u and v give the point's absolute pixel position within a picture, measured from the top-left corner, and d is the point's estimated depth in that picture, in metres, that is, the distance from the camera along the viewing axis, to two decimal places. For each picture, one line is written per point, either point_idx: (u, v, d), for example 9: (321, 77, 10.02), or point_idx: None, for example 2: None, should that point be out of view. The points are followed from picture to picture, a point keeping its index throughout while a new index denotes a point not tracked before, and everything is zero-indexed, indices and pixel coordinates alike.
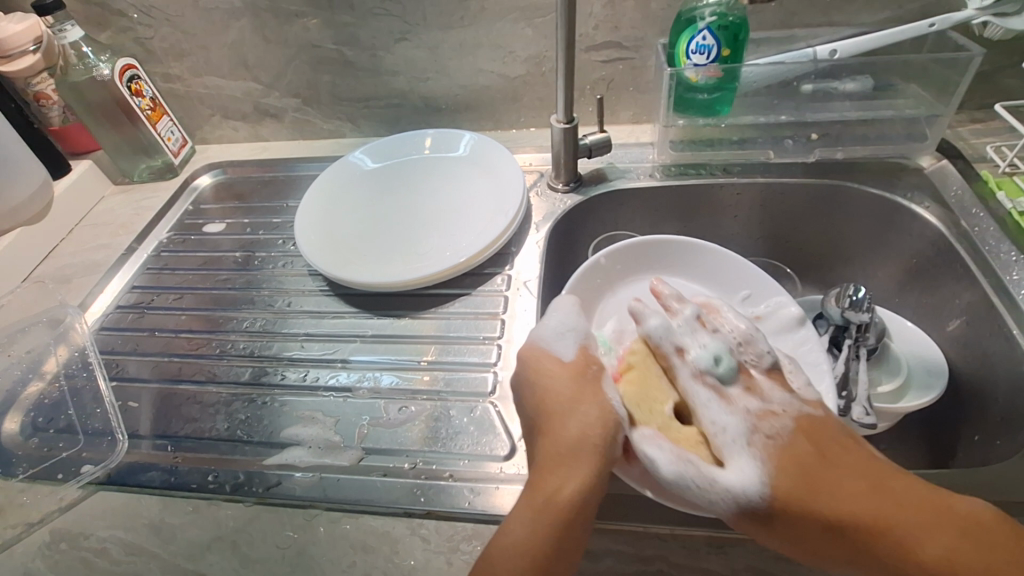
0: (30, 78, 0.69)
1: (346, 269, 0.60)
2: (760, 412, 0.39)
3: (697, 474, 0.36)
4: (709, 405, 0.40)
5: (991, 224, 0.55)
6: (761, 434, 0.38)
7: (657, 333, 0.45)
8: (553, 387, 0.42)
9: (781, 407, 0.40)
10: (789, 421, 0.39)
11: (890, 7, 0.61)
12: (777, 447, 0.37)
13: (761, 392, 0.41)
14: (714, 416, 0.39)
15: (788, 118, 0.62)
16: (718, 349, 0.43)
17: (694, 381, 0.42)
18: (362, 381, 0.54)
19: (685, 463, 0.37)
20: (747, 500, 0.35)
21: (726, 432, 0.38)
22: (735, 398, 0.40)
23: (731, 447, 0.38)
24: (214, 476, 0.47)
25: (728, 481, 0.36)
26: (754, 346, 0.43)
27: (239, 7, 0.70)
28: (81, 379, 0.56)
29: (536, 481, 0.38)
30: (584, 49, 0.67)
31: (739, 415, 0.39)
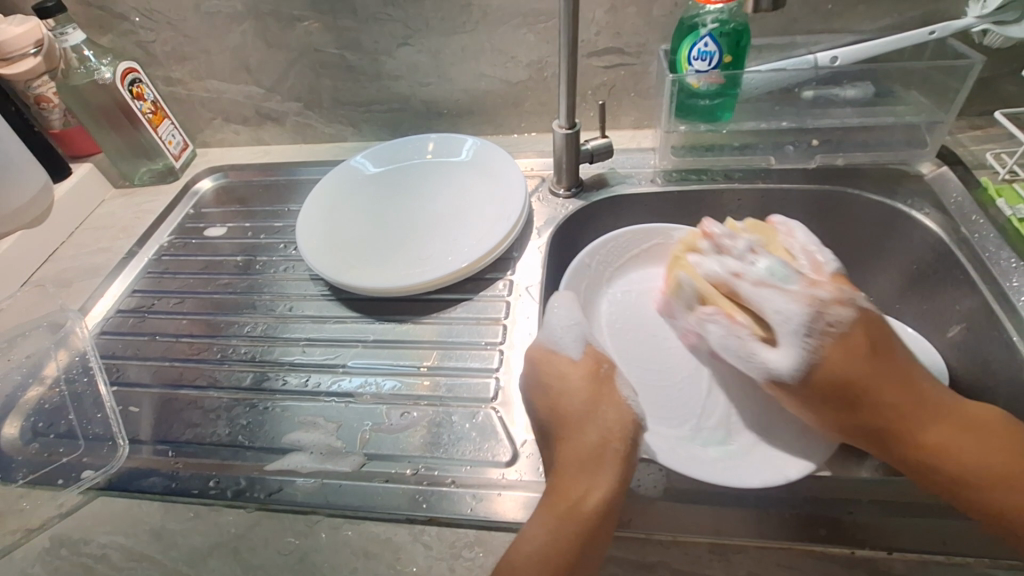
0: (29, 82, 0.69)
1: (347, 274, 0.60)
2: (813, 298, 0.42)
3: (740, 347, 0.45)
4: (763, 296, 0.43)
5: (991, 231, 0.55)
6: (823, 322, 0.41)
7: (713, 267, 0.48)
8: (569, 387, 0.42)
9: (848, 300, 0.42)
10: (847, 313, 0.41)
11: (891, 14, 0.61)
12: (828, 335, 0.41)
13: (834, 288, 0.43)
14: (770, 307, 0.43)
15: (789, 124, 0.63)
16: (779, 264, 0.46)
17: (755, 288, 0.44)
18: (364, 386, 0.53)
19: (732, 338, 0.45)
20: (780, 374, 0.43)
21: (788, 320, 0.42)
22: (798, 290, 0.43)
23: (785, 334, 0.42)
24: (215, 482, 0.47)
25: (767, 360, 0.43)
26: (817, 257, 0.47)
27: (241, 11, 0.70)
28: (81, 384, 0.56)
29: (558, 487, 0.38)
30: (585, 55, 0.68)
31: (800, 303, 0.41)
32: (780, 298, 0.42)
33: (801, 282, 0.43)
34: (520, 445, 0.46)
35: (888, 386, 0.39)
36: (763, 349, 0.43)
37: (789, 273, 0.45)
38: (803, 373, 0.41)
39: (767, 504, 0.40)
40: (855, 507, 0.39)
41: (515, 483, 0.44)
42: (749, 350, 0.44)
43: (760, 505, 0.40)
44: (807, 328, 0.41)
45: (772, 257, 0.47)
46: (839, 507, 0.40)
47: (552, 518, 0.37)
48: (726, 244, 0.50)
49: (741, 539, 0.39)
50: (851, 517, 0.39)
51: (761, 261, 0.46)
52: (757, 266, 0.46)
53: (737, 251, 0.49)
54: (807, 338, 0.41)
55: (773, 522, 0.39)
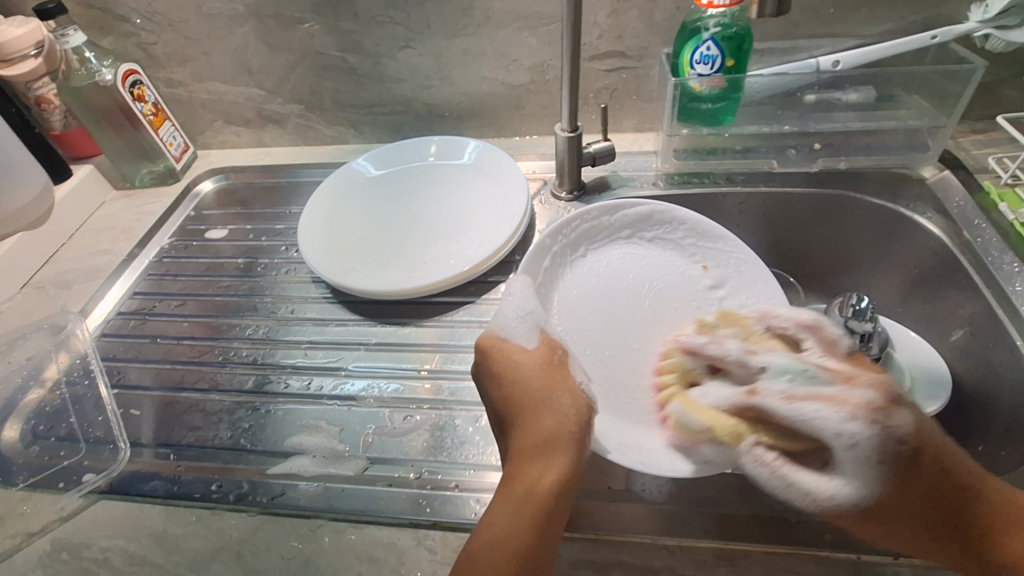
0: (30, 83, 0.69)
1: (350, 276, 0.60)
2: (868, 406, 0.33)
3: (776, 475, 0.35)
4: (800, 411, 0.34)
5: (994, 235, 0.55)
6: (890, 433, 0.32)
7: (723, 394, 0.38)
8: (522, 374, 0.42)
9: (897, 396, 0.34)
10: (908, 419, 0.33)
11: (893, 19, 0.61)
12: (898, 456, 0.33)
13: (869, 380, 0.34)
14: (816, 425, 0.33)
15: (792, 128, 0.63)
16: (794, 361, 0.37)
17: (788, 402, 0.34)
18: (367, 390, 0.53)
19: (763, 464, 0.35)
20: (838, 504, 0.34)
21: (850, 444, 0.33)
22: (837, 395, 0.34)
23: (852, 460, 0.33)
24: (217, 486, 0.47)
25: (814, 487, 0.34)
26: (820, 334, 0.39)
27: (243, 13, 0.70)
28: (82, 386, 0.56)
29: (512, 475, 0.38)
30: (587, 58, 0.68)
31: (857, 417, 0.32)
32: (833, 415, 0.33)
33: (834, 377, 0.35)
34: None
35: (979, 512, 0.35)
36: (811, 475, 0.35)
37: (814, 374, 0.36)
38: (864, 502, 0.34)
39: (770, 509, 0.40)
40: None
41: None
42: (788, 479, 0.35)
43: (765, 509, 0.40)
44: (876, 453, 0.33)
45: (781, 355, 0.38)
46: None
47: (507, 506, 0.36)
48: (719, 352, 0.41)
49: (746, 544, 0.39)
50: None
51: (768, 363, 0.38)
52: (771, 366, 0.37)
53: (737, 358, 0.40)
54: (874, 464, 0.33)
55: (779, 528, 0.39)
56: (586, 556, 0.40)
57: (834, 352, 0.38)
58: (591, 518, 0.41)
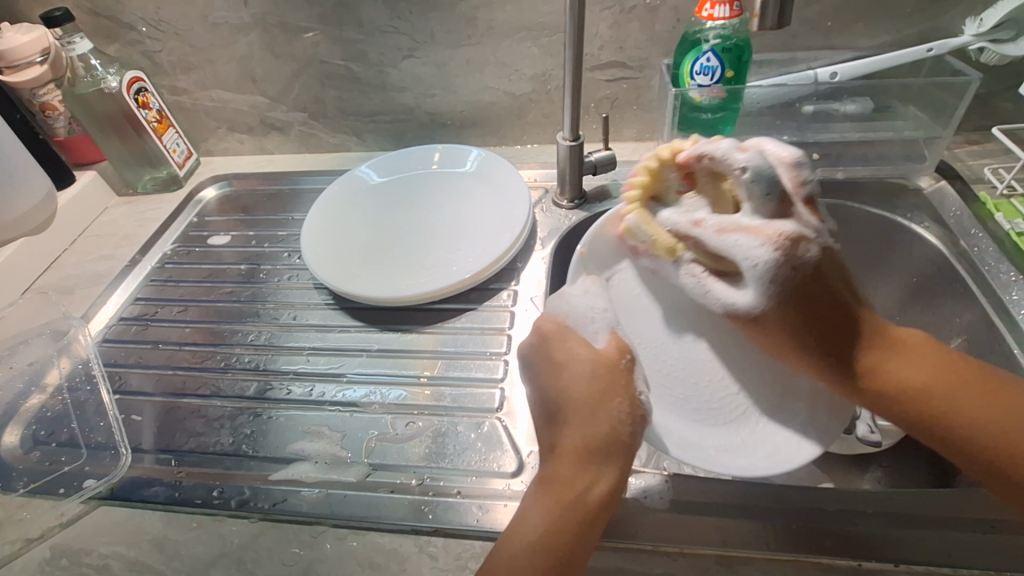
0: (35, 90, 0.70)
1: (354, 283, 0.60)
2: (785, 237, 0.37)
3: (695, 284, 0.42)
4: (729, 241, 0.38)
5: (991, 245, 0.56)
6: (791, 261, 0.37)
7: (671, 216, 0.42)
8: (580, 373, 0.40)
9: (813, 233, 0.38)
10: (814, 251, 0.38)
11: (890, 32, 0.62)
12: (789, 279, 0.38)
13: (798, 216, 0.38)
14: (738, 253, 0.38)
15: (790, 138, 0.64)
16: (770, 170, 0.36)
17: (719, 234, 0.38)
18: (370, 396, 0.53)
19: (693, 278, 0.42)
20: (734, 308, 0.41)
21: (753, 264, 0.37)
22: (764, 227, 0.37)
23: (749, 276, 0.38)
24: (218, 492, 0.47)
25: (723, 296, 0.41)
26: (797, 172, 0.38)
27: (248, 22, 0.71)
28: (84, 392, 0.56)
29: (562, 474, 0.37)
30: (589, 68, 0.69)
31: (766, 244, 0.37)
32: (749, 243, 0.37)
33: (771, 210, 0.38)
34: (525, 456, 0.46)
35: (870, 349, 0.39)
36: (724, 287, 0.41)
37: (770, 198, 0.37)
38: (758, 309, 0.40)
39: (771, 515, 0.40)
40: (860, 518, 0.39)
41: (520, 494, 0.44)
42: (705, 289, 0.41)
43: (767, 519, 0.40)
44: (772, 273, 0.37)
45: (760, 161, 0.36)
46: (845, 520, 0.40)
47: (555, 510, 0.36)
48: (707, 150, 0.38)
49: (748, 551, 0.39)
50: (857, 529, 0.39)
51: (749, 163, 0.37)
52: (750, 172, 0.37)
53: (717, 162, 0.38)
54: (767, 283, 0.38)
55: (780, 535, 0.39)
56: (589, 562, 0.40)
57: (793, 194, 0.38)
58: None
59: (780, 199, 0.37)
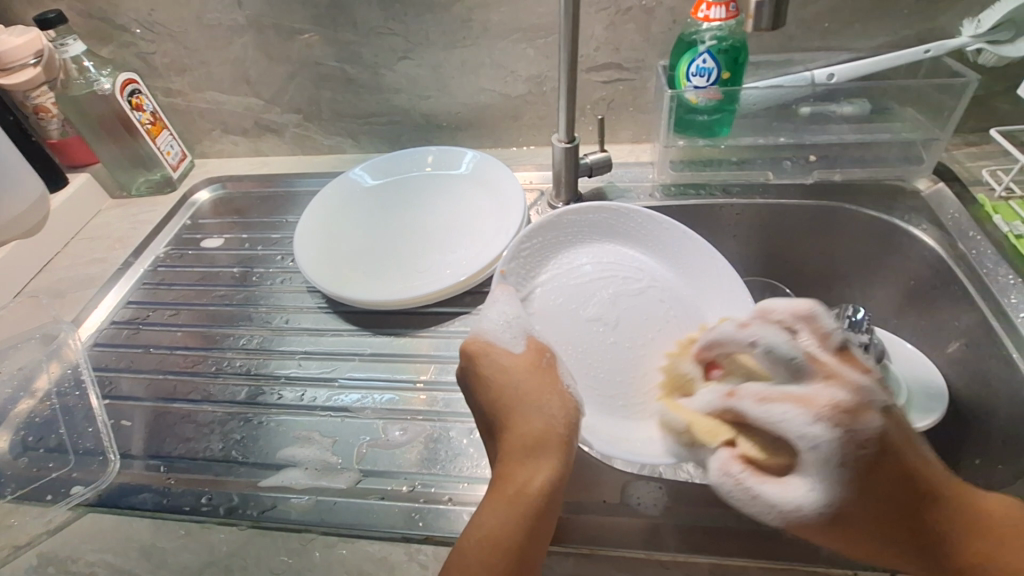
0: (28, 92, 0.69)
1: (346, 286, 0.60)
2: (837, 408, 0.32)
3: (739, 485, 0.34)
4: (772, 412, 0.33)
5: (989, 247, 0.55)
6: (851, 438, 0.32)
7: (705, 398, 0.38)
8: (511, 379, 0.40)
9: (870, 400, 0.32)
10: (875, 420, 0.32)
11: (887, 33, 0.62)
12: (859, 459, 0.32)
13: (842, 379, 0.33)
14: (788, 429, 0.32)
15: (787, 140, 0.63)
16: (787, 344, 0.35)
17: (760, 403, 0.34)
18: (362, 401, 0.53)
19: (731, 473, 0.35)
20: (800, 510, 0.33)
21: (814, 444, 0.32)
22: (813, 395, 0.33)
23: (811, 461, 0.32)
24: (207, 499, 0.46)
25: (783, 492, 0.33)
26: (818, 324, 0.36)
27: (242, 23, 0.71)
28: (73, 397, 0.55)
29: (503, 476, 0.36)
30: (584, 70, 0.68)
31: (821, 419, 0.32)
32: (800, 416, 0.32)
33: (808, 378, 0.34)
34: None
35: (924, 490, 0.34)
36: (775, 484, 0.34)
37: (801, 362, 0.34)
38: (826, 507, 0.33)
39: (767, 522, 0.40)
40: None
41: None
42: (751, 489, 0.34)
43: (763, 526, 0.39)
44: (839, 453, 0.32)
45: (774, 328, 0.37)
46: None
47: (501, 508, 0.34)
48: (725, 333, 0.40)
49: (743, 560, 0.38)
50: None
51: (767, 338, 0.36)
52: (764, 344, 0.36)
53: (729, 341, 0.39)
54: (837, 465, 0.32)
55: (777, 543, 0.38)
56: (580, 571, 0.39)
57: (827, 346, 0.35)
58: (588, 532, 0.40)
59: (811, 362, 0.34)
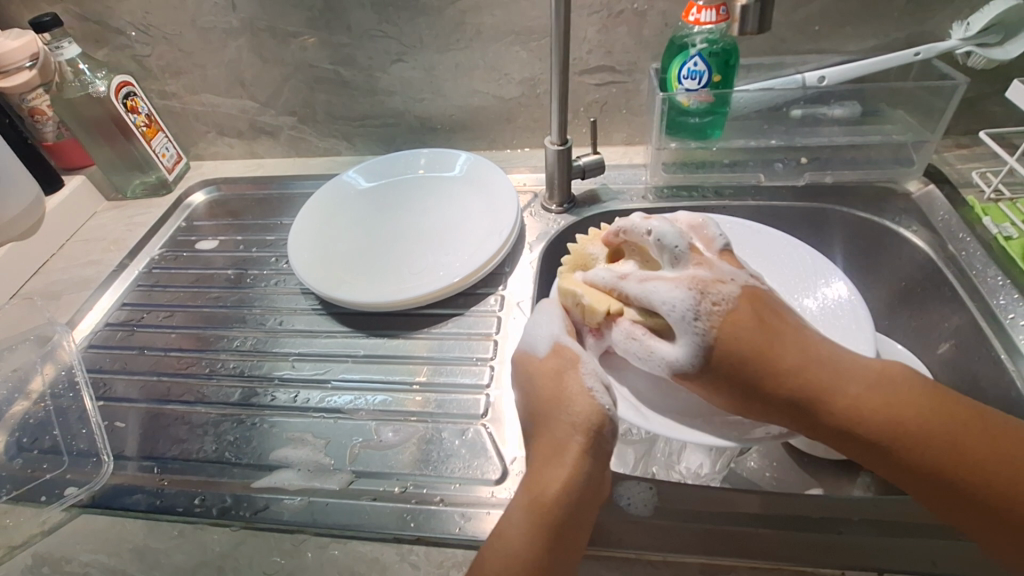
0: (24, 95, 0.69)
1: (340, 288, 0.60)
2: (696, 279, 0.37)
3: (631, 346, 0.39)
4: (650, 288, 0.38)
5: (978, 249, 0.56)
6: (707, 301, 0.36)
7: (601, 274, 0.42)
8: (536, 387, 0.40)
9: (730, 278, 0.38)
10: (734, 291, 0.37)
11: (877, 36, 0.62)
12: (718, 317, 0.36)
13: (709, 264, 0.38)
14: (657, 299, 0.37)
15: (778, 143, 0.64)
16: (675, 230, 0.40)
17: (642, 284, 0.39)
18: (356, 402, 0.53)
19: (625, 337, 0.39)
20: (678, 367, 0.37)
21: (673, 309, 0.36)
22: (682, 273, 0.38)
23: (680, 325, 0.36)
24: (200, 500, 0.46)
25: (663, 352, 0.38)
26: (705, 232, 0.41)
27: (237, 26, 0.71)
28: (67, 399, 0.55)
29: (528, 485, 0.37)
30: (577, 72, 0.68)
31: (683, 288, 0.36)
32: (666, 286, 0.37)
33: (684, 262, 0.39)
34: (509, 462, 0.46)
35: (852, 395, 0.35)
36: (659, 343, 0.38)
37: (681, 249, 0.39)
38: (698, 362, 0.36)
39: (757, 523, 0.40)
40: (845, 526, 0.39)
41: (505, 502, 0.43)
42: (640, 346, 0.39)
43: (752, 526, 0.40)
44: (694, 313, 0.36)
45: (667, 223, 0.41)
46: (830, 527, 0.39)
47: (533, 519, 0.35)
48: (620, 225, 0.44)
49: (732, 560, 0.38)
50: (841, 537, 0.39)
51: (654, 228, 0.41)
52: (656, 233, 0.40)
53: (632, 233, 0.43)
54: (695, 323, 0.36)
55: (767, 543, 0.39)
56: None
57: (710, 246, 0.41)
58: None
59: (687, 249, 0.39)
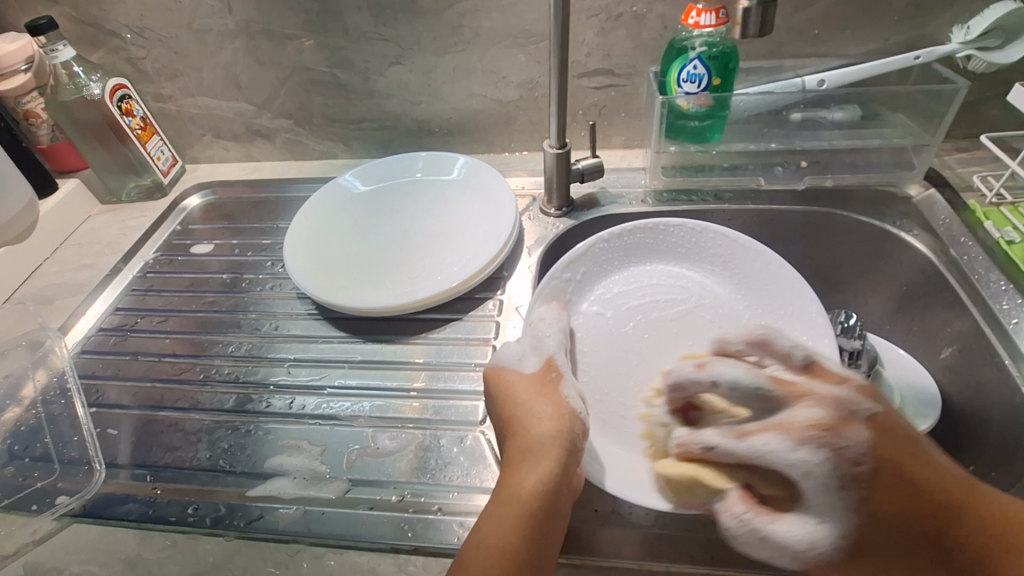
0: (19, 98, 0.69)
1: (336, 293, 0.59)
2: (816, 426, 0.34)
3: (749, 524, 0.34)
4: (759, 445, 0.34)
5: (980, 253, 0.55)
6: (843, 457, 0.33)
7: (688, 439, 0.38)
8: (515, 393, 0.43)
9: (849, 409, 0.35)
10: (862, 433, 0.34)
11: (876, 40, 0.62)
12: (857, 477, 0.33)
13: (814, 396, 0.35)
14: (780, 460, 0.34)
15: (778, 146, 0.63)
16: (747, 375, 0.37)
17: (743, 440, 0.35)
18: (352, 409, 0.52)
19: (733, 517, 0.35)
20: (816, 550, 0.33)
21: (806, 471, 0.33)
22: (788, 423, 0.34)
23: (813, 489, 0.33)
24: (193, 509, 0.45)
25: (798, 533, 0.33)
26: (776, 347, 0.40)
27: (233, 29, 0.70)
28: (58, 406, 0.55)
29: (504, 484, 0.38)
30: (576, 76, 0.68)
31: (804, 444, 0.33)
32: (781, 442, 0.34)
33: (782, 406, 0.36)
34: None
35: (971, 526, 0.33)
36: (772, 518, 0.34)
37: (765, 391, 0.36)
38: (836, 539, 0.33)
39: None
40: None
41: None
42: (756, 528, 0.34)
43: None
44: (834, 477, 0.33)
45: (734, 367, 0.38)
46: None
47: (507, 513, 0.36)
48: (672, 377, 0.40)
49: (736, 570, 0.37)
50: None
51: (724, 376, 0.38)
52: (726, 381, 0.37)
53: (690, 383, 0.39)
54: (836, 486, 0.33)
55: None
56: None
57: (790, 369, 0.39)
58: (583, 542, 0.40)
59: (774, 393, 0.36)
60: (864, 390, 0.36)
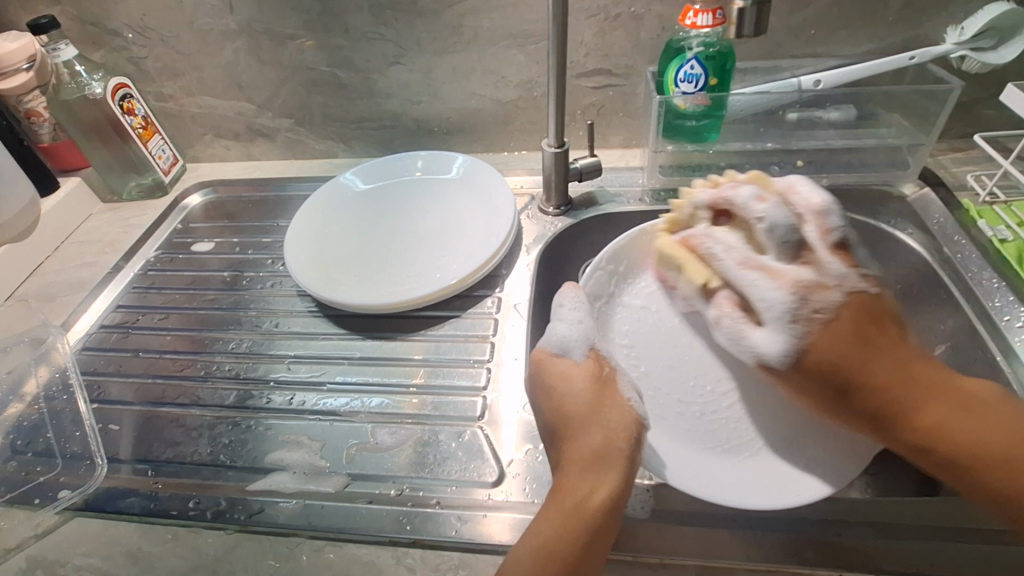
0: (21, 96, 0.69)
1: (336, 290, 0.60)
2: (802, 282, 0.41)
3: (731, 333, 0.43)
4: (750, 279, 0.42)
5: (973, 251, 0.56)
6: (809, 307, 0.40)
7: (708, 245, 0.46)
8: (572, 391, 0.43)
9: (834, 283, 0.41)
10: (840, 296, 0.40)
11: (871, 40, 0.63)
12: (815, 319, 0.40)
13: (819, 264, 0.42)
14: (756, 293, 0.41)
15: (775, 145, 0.64)
16: (786, 220, 0.42)
17: (743, 266, 0.43)
18: (351, 405, 0.53)
19: (723, 321, 0.44)
20: (768, 359, 0.42)
21: (771, 307, 0.41)
22: (783, 273, 0.41)
23: (772, 319, 0.41)
24: (194, 503, 0.46)
25: (756, 342, 0.42)
26: (823, 220, 0.43)
27: (234, 29, 0.71)
28: (60, 402, 0.55)
29: (562, 485, 0.39)
30: (574, 76, 0.69)
31: (783, 289, 0.40)
32: (769, 284, 0.41)
33: (790, 257, 0.42)
34: (507, 465, 0.46)
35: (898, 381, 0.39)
36: (752, 328, 0.43)
37: (791, 241, 0.42)
38: (791, 357, 0.41)
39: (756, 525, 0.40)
40: (845, 530, 0.40)
41: (502, 504, 0.43)
42: (739, 331, 0.43)
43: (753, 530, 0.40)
44: (791, 313, 0.40)
45: (780, 212, 0.42)
46: (829, 531, 0.40)
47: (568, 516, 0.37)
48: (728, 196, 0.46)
49: (730, 562, 0.38)
50: (841, 539, 0.39)
51: (768, 215, 0.43)
52: (768, 222, 0.42)
53: (740, 209, 0.45)
54: (792, 322, 0.40)
55: (766, 546, 0.39)
56: None
57: (823, 238, 0.43)
58: None
59: (797, 245, 0.42)
60: (868, 277, 0.42)
